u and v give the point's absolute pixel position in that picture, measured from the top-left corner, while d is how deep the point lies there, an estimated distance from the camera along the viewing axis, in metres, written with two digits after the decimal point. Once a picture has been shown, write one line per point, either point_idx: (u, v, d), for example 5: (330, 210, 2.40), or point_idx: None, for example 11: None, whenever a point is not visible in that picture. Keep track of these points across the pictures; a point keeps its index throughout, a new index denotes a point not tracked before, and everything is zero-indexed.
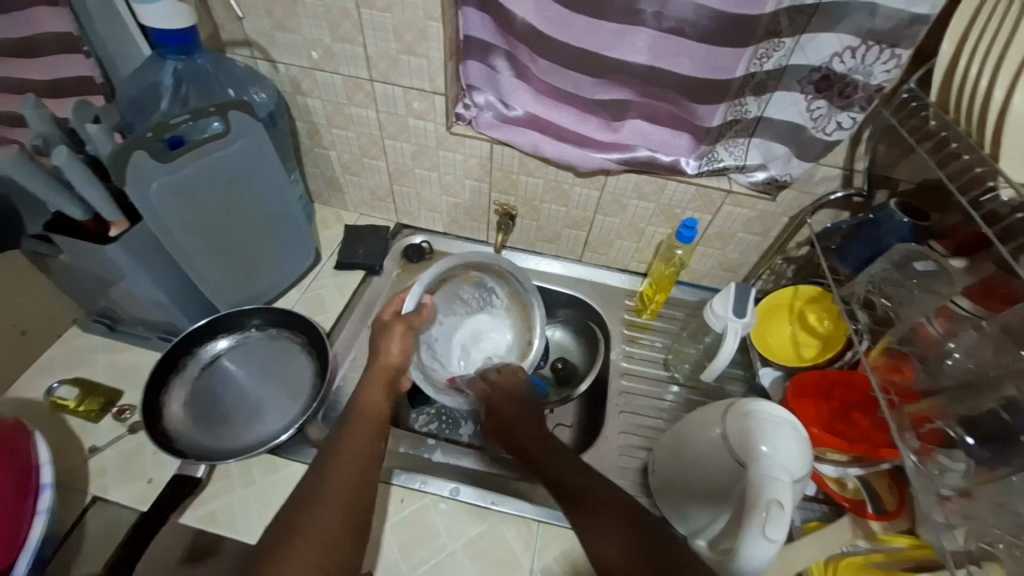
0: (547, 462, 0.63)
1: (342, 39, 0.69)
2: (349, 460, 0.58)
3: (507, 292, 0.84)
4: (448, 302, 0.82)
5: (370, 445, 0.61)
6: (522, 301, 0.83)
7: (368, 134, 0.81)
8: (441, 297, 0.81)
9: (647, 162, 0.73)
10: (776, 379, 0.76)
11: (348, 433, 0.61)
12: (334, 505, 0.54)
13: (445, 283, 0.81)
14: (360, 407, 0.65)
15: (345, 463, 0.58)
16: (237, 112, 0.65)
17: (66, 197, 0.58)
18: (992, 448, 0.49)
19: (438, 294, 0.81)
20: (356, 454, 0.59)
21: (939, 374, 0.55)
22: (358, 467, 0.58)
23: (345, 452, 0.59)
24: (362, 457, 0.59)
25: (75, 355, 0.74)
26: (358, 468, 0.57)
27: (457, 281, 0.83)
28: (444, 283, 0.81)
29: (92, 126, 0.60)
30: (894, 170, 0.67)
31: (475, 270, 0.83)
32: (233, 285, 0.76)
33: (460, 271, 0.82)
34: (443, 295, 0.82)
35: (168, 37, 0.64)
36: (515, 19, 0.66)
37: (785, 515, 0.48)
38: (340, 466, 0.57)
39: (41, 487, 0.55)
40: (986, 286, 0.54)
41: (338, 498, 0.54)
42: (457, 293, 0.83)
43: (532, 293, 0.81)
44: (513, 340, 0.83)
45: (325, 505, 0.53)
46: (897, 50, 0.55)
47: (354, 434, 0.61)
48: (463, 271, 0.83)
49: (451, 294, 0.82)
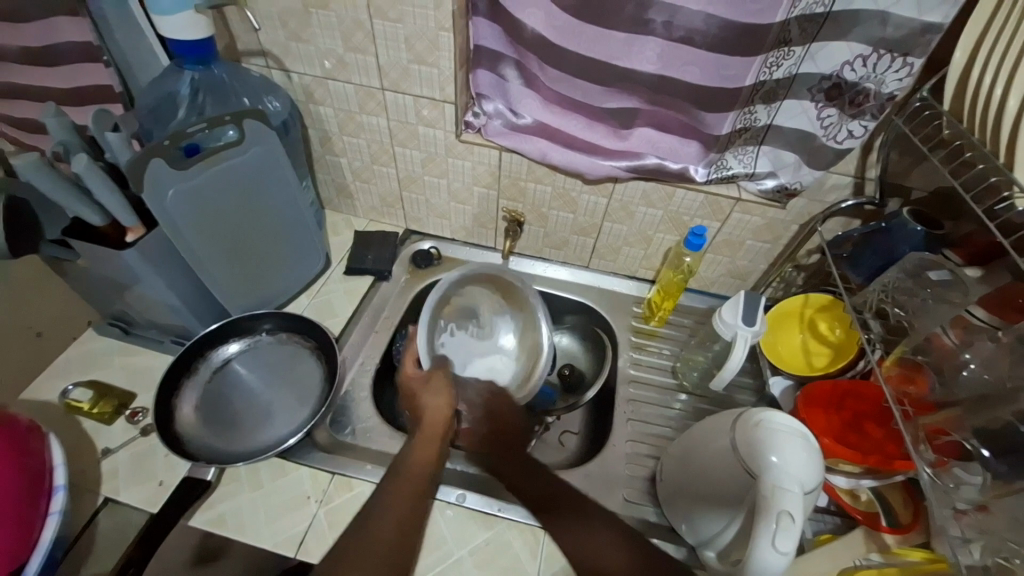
0: (556, 493, 0.63)
1: (355, 49, 0.70)
2: (390, 515, 0.56)
3: (524, 327, 0.84)
4: (462, 316, 0.83)
5: (413, 504, 0.58)
6: (528, 308, 0.84)
7: (378, 142, 0.82)
8: (456, 308, 0.83)
9: (655, 170, 0.73)
10: (787, 389, 0.75)
11: (393, 489, 0.59)
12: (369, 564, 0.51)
13: (461, 296, 0.84)
14: (408, 463, 0.63)
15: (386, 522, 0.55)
16: (252, 120, 0.66)
17: (86, 203, 0.59)
18: (1009, 462, 0.47)
19: (453, 305, 0.83)
20: (396, 514, 0.56)
21: (955, 385, 0.53)
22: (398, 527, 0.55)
23: (389, 509, 0.57)
24: (403, 514, 0.57)
25: (89, 357, 0.75)
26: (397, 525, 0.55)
27: (476, 300, 0.85)
28: (461, 296, 0.84)
29: (111, 134, 0.61)
30: (907, 178, 0.67)
31: (496, 293, 0.85)
32: (245, 290, 0.77)
33: (481, 291, 0.85)
34: (458, 308, 0.83)
35: (184, 47, 0.66)
36: (525, 29, 0.66)
37: (795, 526, 0.48)
38: (378, 523, 0.55)
39: (54, 489, 0.56)
40: (1002, 297, 0.52)
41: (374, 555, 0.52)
42: (473, 313, 0.84)
43: (536, 299, 0.82)
44: (520, 351, 0.83)
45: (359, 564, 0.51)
46: (909, 58, 0.55)
47: (398, 490, 0.59)
48: (485, 294, 0.85)
49: (467, 311, 0.84)
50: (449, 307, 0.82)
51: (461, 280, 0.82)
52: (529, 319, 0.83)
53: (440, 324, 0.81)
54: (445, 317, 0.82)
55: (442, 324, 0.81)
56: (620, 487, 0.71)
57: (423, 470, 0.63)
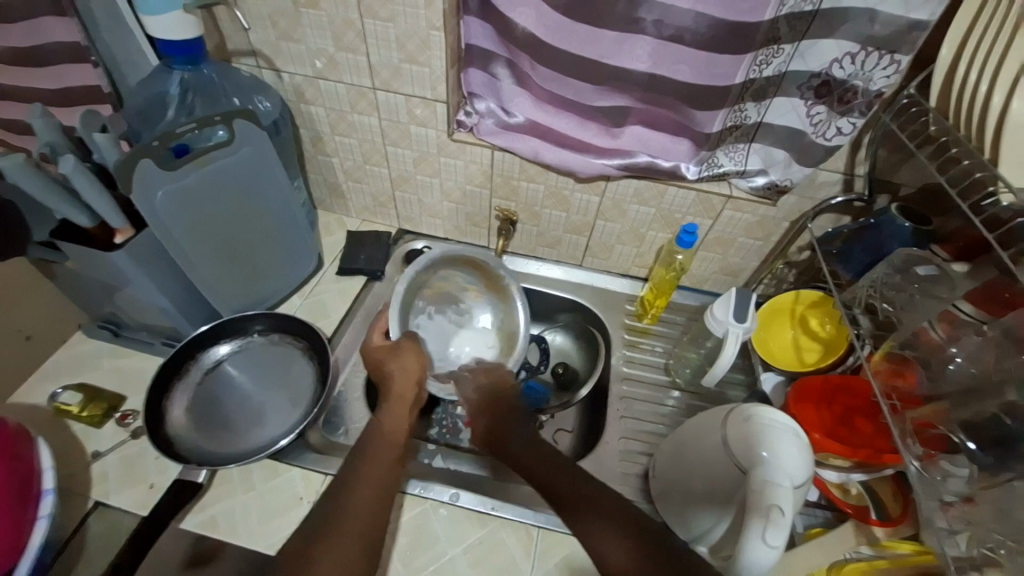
0: (535, 472, 0.62)
1: (346, 48, 0.70)
2: (369, 484, 0.58)
3: (504, 322, 0.84)
4: (444, 302, 0.85)
5: (390, 470, 0.61)
6: (504, 293, 0.84)
7: (370, 141, 0.82)
8: (438, 292, 0.84)
9: (647, 168, 0.73)
10: (778, 384, 0.76)
11: (369, 458, 0.61)
12: (351, 531, 0.53)
13: (445, 281, 0.84)
14: (382, 433, 0.65)
15: (364, 489, 0.58)
16: (242, 120, 0.66)
17: (72, 205, 0.59)
18: (995, 453, 0.48)
19: (435, 289, 0.84)
20: (374, 482, 0.58)
21: (943, 380, 0.54)
22: (375, 494, 0.57)
23: (368, 477, 0.59)
24: (381, 483, 0.59)
25: (80, 360, 0.74)
26: (374, 492, 0.57)
27: (460, 288, 0.86)
28: (444, 282, 0.84)
29: (98, 135, 0.60)
30: (895, 175, 0.67)
31: (482, 284, 0.85)
32: (236, 290, 0.76)
33: (467, 279, 0.85)
34: (441, 293, 0.85)
35: (174, 47, 0.65)
36: (516, 28, 0.66)
37: (785, 520, 0.48)
38: (357, 492, 0.57)
39: (43, 493, 0.56)
40: (988, 291, 0.54)
41: (354, 523, 0.54)
42: (455, 301, 0.85)
43: (511, 282, 0.82)
44: (500, 338, 0.84)
45: (343, 529, 0.53)
46: (897, 55, 0.56)
47: (374, 459, 0.61)
48: (470, 283, 0.86)
49: (451, 299, 0.85)
50: (430, 289, 0.83)
51: (441, 264, 0.83)
52: (509, 316, 0.83)
53: (418, 304, 0.82)
54: (425, 299, 0.83)
55: (421, 306, 0.82)
56: (613, 484, 0.71)
57: (396, 440, 0.65)
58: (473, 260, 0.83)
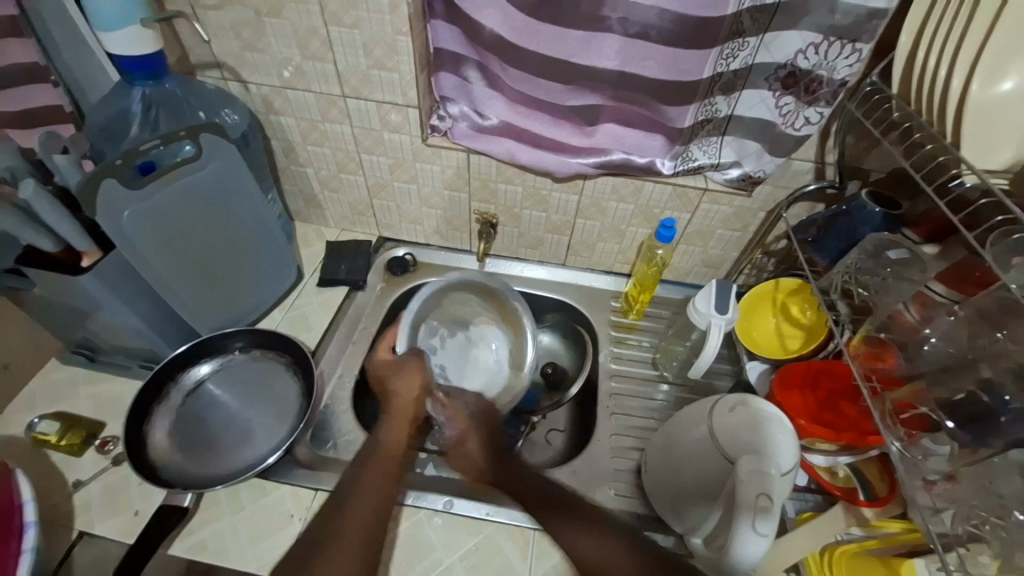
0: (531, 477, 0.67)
1: (312, 57, 0.69)
2: (367, 500, 0.60)
3: (515, 348, 0.86)
4: (456, 326, 0.87)
5: (388, 484, 0.63)
6: (513, 317, 0.86)
7: (344, 150, 0.81)
8: (452, 316, 0.87)
9: (622, 164, 0.73)
10: (764, 373, 0.77)
11: (367, 470, 0.64)
12: (348, 546, 0.55)
13: (457, 304, 0.88)
14: (383, 446, 0.68)
15: (362, 502, 0.60)
16: (208, 134, 0.65)
17: (37, 231, 0.57)
18: (973, 431, 0.48)
19: (447, 312, 0.87)
20: (373, 493, 0.61)
21: (918, 360, 0.55)
22: (375, 508, 0.60)
23: (361, 490, 0.61)
24: (376, 496, 0.61)
25: (54, 389, 0.72)
26: (372, 509, 0.60)
27: (472, 314, 0.88)
28: (458, 305, 0.88)
29: (59, 157, 0.60)
30: (865, 161, 0.70)
31: (493, 311, 0.88)
32: (213, 307, 0.75)
33: (480, 305, 0.88)
34: (454, 316, 0.87)
35: (133, 63, 0.64)
36: (482, 30, 0.66)
37: (774, 508, 0.49)
38: (352, 506, 0.59)
39: (25, 526, 0.53)
40: (959, 271, 0.55)
41: (350, 534, 0.57)
42: (467, 326, 0.88)
43: (524, 307, 0.84)
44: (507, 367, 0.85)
45: (342, 543, 0.56)
46: (858, 44, 0.57)
47: (372, 473, 0.64)
48: (483, 310, 0.88)
49: (462, 322, 0.88)
50: (443, 310, 0.87)
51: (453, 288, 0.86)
52: (519, 344, 0.85)
53: (431, 326, 0.85)
54: (437, 320, 0.86)
55: (434, 326, 0.85)
56: (606, 480, 0.72)
57: (397, 454, 0.68)
58: (484, 287, 0.86)
